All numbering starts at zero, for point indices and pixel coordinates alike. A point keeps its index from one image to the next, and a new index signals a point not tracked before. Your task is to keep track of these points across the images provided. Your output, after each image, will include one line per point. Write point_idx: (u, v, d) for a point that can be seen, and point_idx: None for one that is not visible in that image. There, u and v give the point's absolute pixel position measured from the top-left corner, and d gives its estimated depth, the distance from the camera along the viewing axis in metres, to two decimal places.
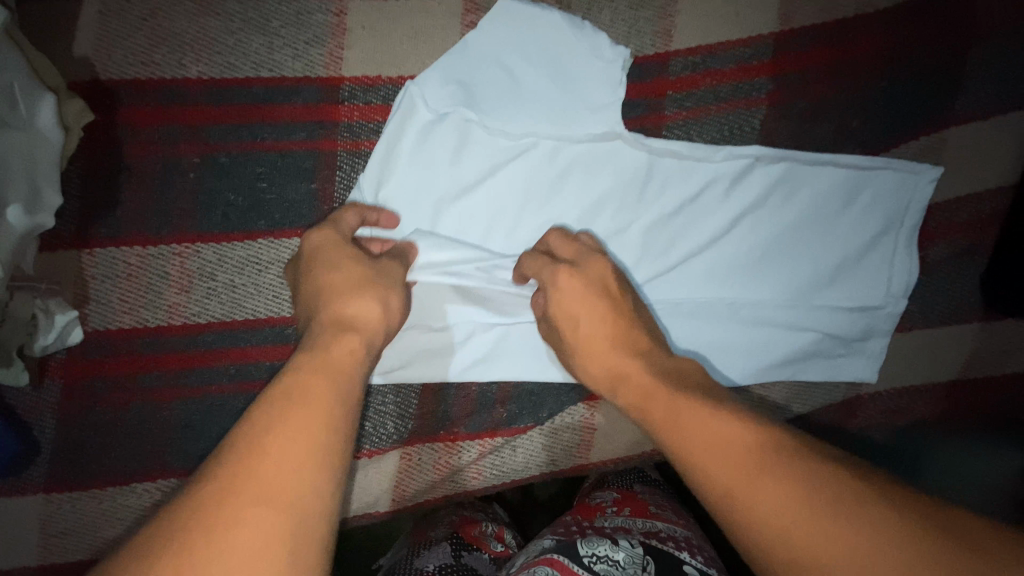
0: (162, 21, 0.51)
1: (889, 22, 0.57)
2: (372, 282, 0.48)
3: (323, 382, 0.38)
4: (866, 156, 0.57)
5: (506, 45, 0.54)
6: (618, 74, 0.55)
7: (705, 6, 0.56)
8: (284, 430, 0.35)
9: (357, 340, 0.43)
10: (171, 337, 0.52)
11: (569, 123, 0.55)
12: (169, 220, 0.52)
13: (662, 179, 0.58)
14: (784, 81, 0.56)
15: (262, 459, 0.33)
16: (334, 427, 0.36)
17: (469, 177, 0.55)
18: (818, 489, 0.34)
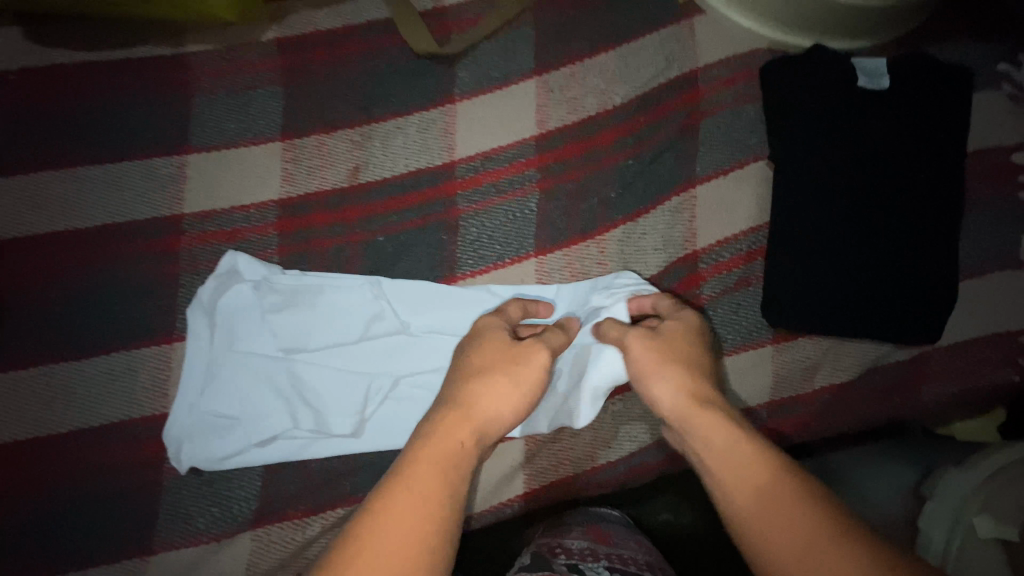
0: (43, 190, 0.65)
1: (628, 111, 0.70)
2: (512, 360, 0.56)
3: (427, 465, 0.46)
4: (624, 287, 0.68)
5: (248, 285, 0.63)
6: (358, 280, 0.65)
7: (477, 122, 0.70)
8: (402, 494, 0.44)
9: (464, 431, 0.50)
10: (40, 447, 0.60)
11: (325, 315, 0.64)
12: (43, 348, 0.62)
13: (427, 320, 0.66)
14: (550, 171, 0.70)
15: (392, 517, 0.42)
16: (450, 475, 0.46)
17: (238, 364, 0.61)
18: (797, 494, 0.43)
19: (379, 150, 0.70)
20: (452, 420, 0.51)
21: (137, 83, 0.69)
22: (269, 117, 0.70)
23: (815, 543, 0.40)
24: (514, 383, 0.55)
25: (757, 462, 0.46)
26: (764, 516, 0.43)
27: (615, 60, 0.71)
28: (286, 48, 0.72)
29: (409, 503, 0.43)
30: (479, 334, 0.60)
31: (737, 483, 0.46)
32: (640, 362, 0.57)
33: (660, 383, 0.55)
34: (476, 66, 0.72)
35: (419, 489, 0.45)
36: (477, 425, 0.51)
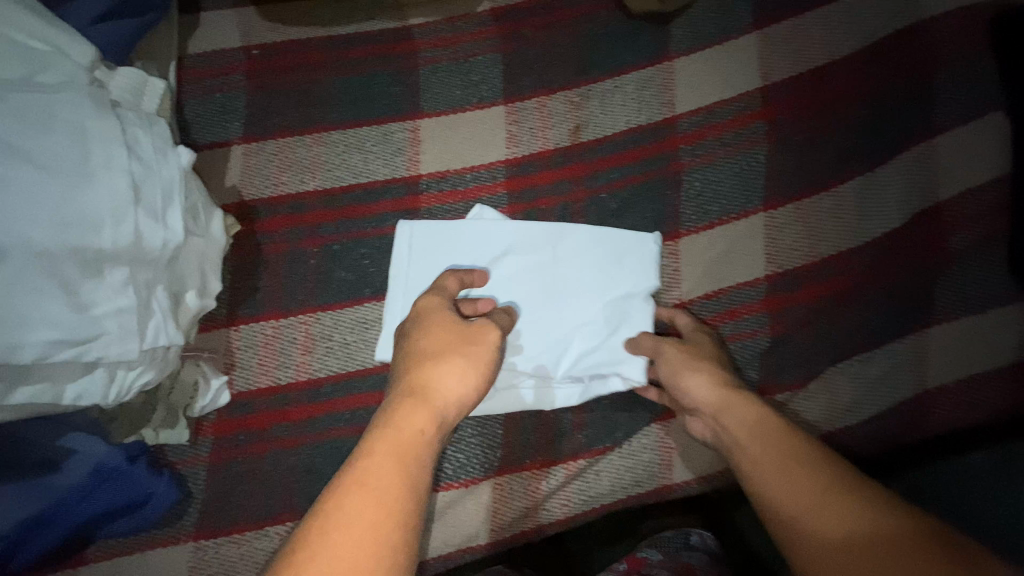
0: (290, 153, 0.69)
1: (856, 62, 0.68)
2: (464, 345, 0.51)
3: (382, 467, 0.41)
4: (858, 241, 0.66)
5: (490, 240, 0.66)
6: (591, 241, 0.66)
7: (697, 80, 0.70)
8: (364, 490, 0.39)
9: (424, 418, 0.45)
10: (300, 392, 0.63)
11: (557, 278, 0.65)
12: (298, 298, 0.65)
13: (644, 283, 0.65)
14: (776, 124, 0.68)
15: (344, 517, 0.38)
16: (417, 491, 0.41)
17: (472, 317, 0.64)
18: (837, 477, 0.45)
19: (598, 109, 0.70)
20: (407, 409, 0.45)
21: (367, 53, 0.73)
22: (491, 82, 0.72)
23: (827, 498, 0.44)
24: (472, 370, 0.49)
25: (778, 440, 0.50)
26: (772, 471, 0.48)
27: (838, 12, 0.70)
28: (501, 17, 0.74)
29: (362, 505, 0.38)
30: (427, 317, 0.54)
31: (780, 477, 0.47)
32: (665, 359, 0.61)
33: (692, 377, 0.58)
34: (692, 24, 0.72)
35: (363, 492, 0.39)
36: (438, 413, 0.46)
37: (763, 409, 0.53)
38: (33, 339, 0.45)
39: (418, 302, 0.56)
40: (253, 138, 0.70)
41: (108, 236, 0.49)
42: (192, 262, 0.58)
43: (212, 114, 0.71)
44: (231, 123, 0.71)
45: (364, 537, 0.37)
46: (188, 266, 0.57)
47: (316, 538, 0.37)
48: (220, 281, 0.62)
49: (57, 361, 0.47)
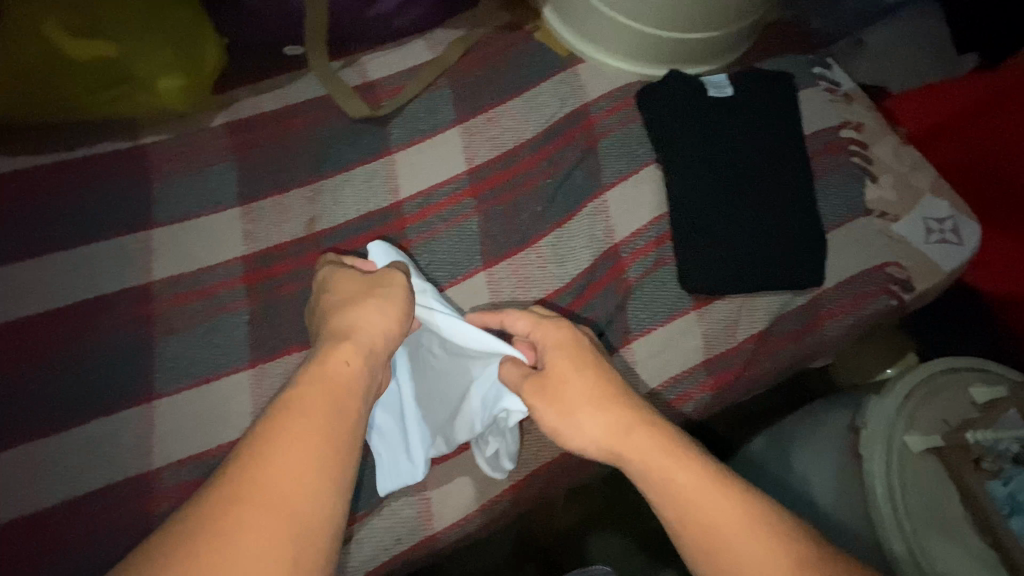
0: (11, 281, 0.69)
1: (537, 144, 0.85)
2: (373, 289, 0.61)
3: (317, 398, 0.48)
4: (560, 285, 0.79)
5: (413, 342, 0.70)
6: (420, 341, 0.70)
7: (415, 168, 0.82)
8: (285, 446, 0.44)
9: (347, 352, 0.53)
10: (24, 527, 0.60)
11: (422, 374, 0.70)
12: (18, 428, 0.64)
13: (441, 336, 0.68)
14: (483, 197, 0.81)
15: (265, 470, 0.42)
16: (354, 421, 0.48)
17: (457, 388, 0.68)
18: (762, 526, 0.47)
19: (332, 201, 0.79)
20: (331, 350, 0.54)
21: (96, 174, 0.76)
22: (227, 188, 0.78)
23: (742, 530, 0.46)
24: (383, 304, 0.60)
25: (717, 502, 0.48)
26: (700, 509, 0.48)
27: (520, 103, 0.87)
28: (236, 129, 0.81)
29: (291, 457, 0.43)
30: (326, 283, 0.64)
31: (705, 505, 0.48)
32: (546, 418, 0.59)
33: (586, 419, 0.56)
34: (406, 123, 0.84)
35: (290, 443, 0.44)
36: (363, 345, 0.55)
37: (678, 469, 0.51)
38: None
39: (317, 274, 0.68)
40: None
41: None
42: None
43: None
44: None
45: (290, 486, 0.42)
46: None
47: (240, 485, 0.41)
48: None
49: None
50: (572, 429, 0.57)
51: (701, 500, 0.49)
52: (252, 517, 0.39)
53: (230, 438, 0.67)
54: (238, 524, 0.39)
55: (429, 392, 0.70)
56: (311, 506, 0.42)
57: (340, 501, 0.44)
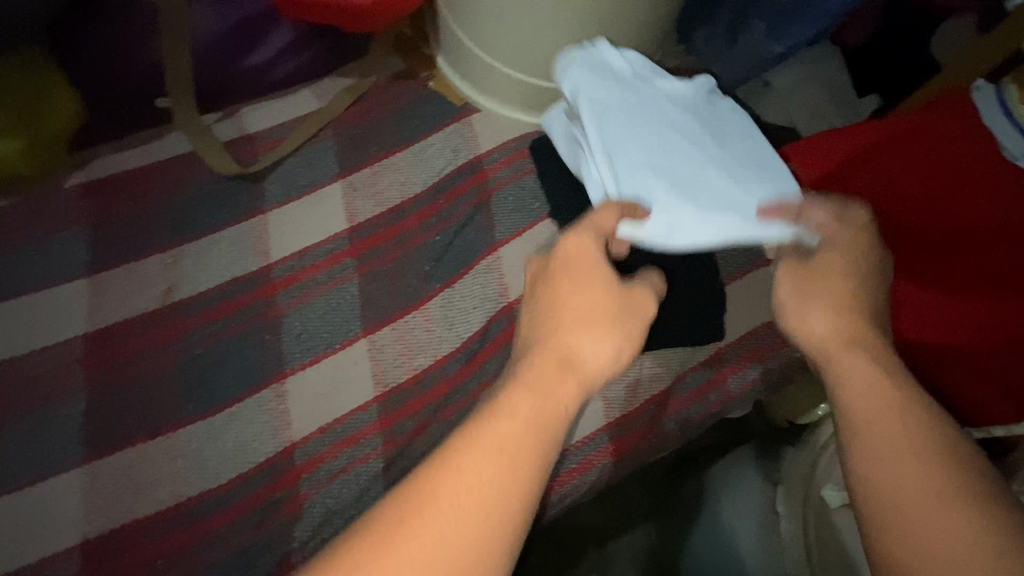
0: None
1: (421, 200, 0.81)
2: (626, 298, 0.49)
3: (533, 408, 0.42)
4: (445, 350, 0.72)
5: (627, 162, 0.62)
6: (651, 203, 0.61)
7: (290, 228, 0.76)
8: (488, 442, 0.39)
9: (568, 396, 0.43)
10: None
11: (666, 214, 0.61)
12: None
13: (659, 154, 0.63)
14: (365, 257, 0.76)
15: (456, 468, 0.38)
16: (550, 416, 0.42)
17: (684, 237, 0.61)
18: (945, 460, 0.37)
19: (193, 266, 0.72)
20: (558, 334, 0.46)
21: None
22: (74, 257, 0.71)
23: (926, 504, 0.35)
24: (616, 333, 0.47)
25: (887, 428, 0.39)
26: (882, 447, 0.38)
27: (408, 157, 0.83)
28: (91, 191, 0.75)
29: (486, 447, 0.39)
30: (564, 263, 0.50)
31: (889, 456, 0.38)
32: (781, 297, 0.50)
33: (812, 317, 0.47)
34: (284, 179, 0.79)
35: (483, 435, 0.40)
36: (587, 381, 0.45)
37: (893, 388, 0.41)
38: None
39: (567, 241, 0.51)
40: None
41: None
42: None
43: None
44: None
45: (463, 486, 0.37)
46: None
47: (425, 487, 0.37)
48: None
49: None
50: (805, 320, 0.47)
51: (889, 445, 0.38)
52: (430, 505, 0.36)
53: (61, 547, 0.59)
54: (388, 535, 0.35)
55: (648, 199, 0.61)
56: (508, 512, 0.37)
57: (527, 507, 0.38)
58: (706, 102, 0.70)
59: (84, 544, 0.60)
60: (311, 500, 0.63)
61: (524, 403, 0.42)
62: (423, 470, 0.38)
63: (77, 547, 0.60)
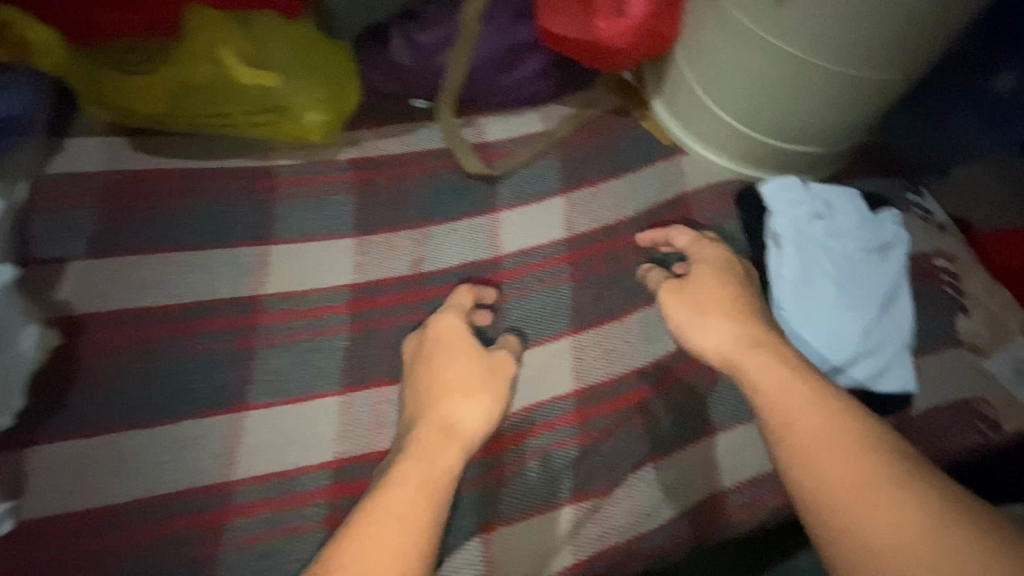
0: (134, 271, 0.72)
1: (635, 222, 0.87)
2: (491, 377, 0.65)
3: (416, 470, 0.54)
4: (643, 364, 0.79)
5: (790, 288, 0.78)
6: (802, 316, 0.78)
7: (518, 228, 0.86)
8: (385, 497, 0.51)
9: (457, 451, 0.57)
10: (95, 521, 0.60)
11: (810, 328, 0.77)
12: (105, 416, 0.64)
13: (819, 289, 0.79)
14: (581, 265, 0.84)
15: (363, 526, 0.48)
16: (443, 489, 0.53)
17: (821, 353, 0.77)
18: (895, 473, 0.46)
19: (436, 246, 0.83)
20: (451, 404, 0.61)
21: (226, 185, 0.81)
22: (342, 218, 0.82)
23: (874, 495, 0.45)
24: (487, 398, 0.63)
25: (828, 421, 0.51)
26: (824, 458, 0.49)
27: (625, 182, 0.90)
28: (359, 166, 0.87)
29: (406, 489, 0.52)
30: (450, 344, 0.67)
31: (834, 457, 0.48)
32: (678, 316, 0.67)
33: (708, 327, 0.64)
34: (516, 185, 0.89)
35: (415, 466, 0.55)
36: (460, 443, 0.58)
37: (800, 384, 0.55)
38: None
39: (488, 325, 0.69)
40: (92, 255, 0.72)
41: None
42: None
43: (54, 227, 0.73)
44: (75, 239, 0.73)
45: (382, 539, 0.47)
46: None
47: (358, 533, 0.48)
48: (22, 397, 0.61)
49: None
50: (695, 336, 0.65)
51: (825, 462, 0.48)
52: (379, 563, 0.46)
53: (315, 460, 0.66)
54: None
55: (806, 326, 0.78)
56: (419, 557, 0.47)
57: (429, 542, 0.49)
58: (877, 225, 0.84)
59: (333, 462, 0.67)
60: (513, 472, 0.73)
61: (408, 476, 0.53)
62: (352, 531, 0.48)
63: (326, 464, 0.66)
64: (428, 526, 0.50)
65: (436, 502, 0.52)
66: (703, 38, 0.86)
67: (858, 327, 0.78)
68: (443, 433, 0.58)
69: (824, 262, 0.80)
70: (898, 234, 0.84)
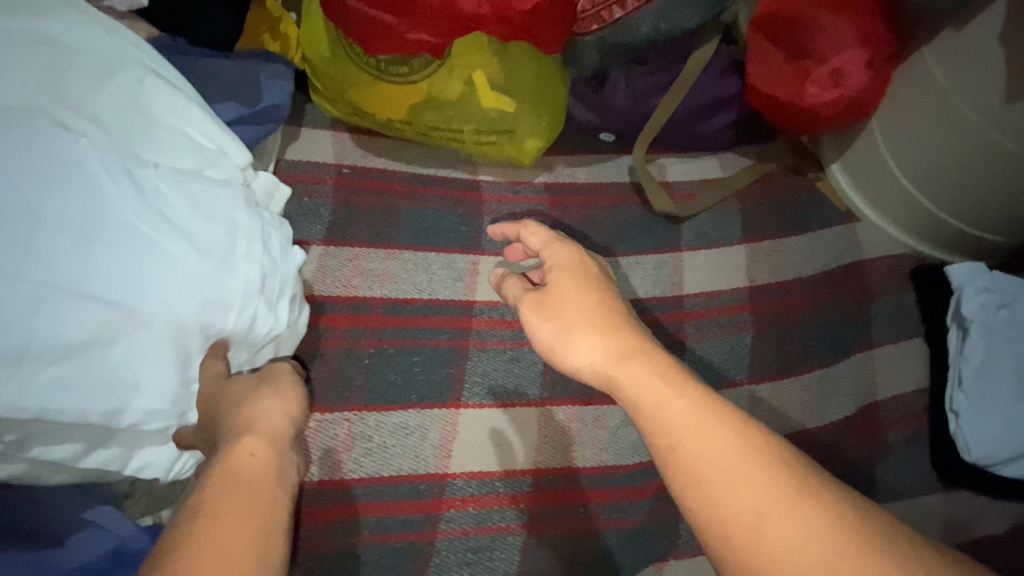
0: (364, 261, 0.78)
1: (815, 280, 0.90)
2: (267, 384, 0.54)
3: (233, 491, 0.41)
4: (816, 421, 0.82)
5: (971, 376, 0.80)
6: (983, 405, 0.78)
7: (701, 270, 0.89)
8: (216, 498, 0.40)
9: (258, 456, 0.46)
10: (332, 490, 0.65)
11: (993, 418, 0.78)
12: (341, 394, 0.69)
13: (1005, 381, 0.79)
14: (760, 316, 0.87)
15: (197, 548, 0.36)
16: (281, 500, 0.43)
17: (1003, 444, 0.77)
18: (836, 517, 0.39)
19: (623, 278, 0.87)
20: (235, 442, 0.46)
21: (441, 192, 0.87)
22: None
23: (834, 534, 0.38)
24: (290, 397, 0.54)
25: (728, 446, 0.42)
26: (760, 474, 0.41)
27: (804, 241, 0.93)
28: (554, 191, 0.93)
29: (232, 505, 0.40)
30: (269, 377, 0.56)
31: (743, 479, 0.41)
32: (541, 335, 0.54)
33: (578, 345, 0.51)
34: (699, 229, 0.93)
35: (230, 495, 0.41)
36: (273, 440, 0.48)
37: (676, 396, 0.46)
38: (139, 405, 0.49)
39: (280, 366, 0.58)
40: (329, 241, 0.78)
41: (231, 318, 0.55)
42: (275, 348, 0.63)
43: (297, 210, 0.80)
44: (314, 224, 0.79)
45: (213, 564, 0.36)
46: (271, 354, 0.62)
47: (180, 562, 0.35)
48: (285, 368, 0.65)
49: (149, 427, 0.51)
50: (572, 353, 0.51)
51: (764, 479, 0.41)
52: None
53: (518, 466, 0.71)
54: None
55: (987, 413, 0.78)
56: None
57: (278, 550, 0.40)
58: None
59: (534, 470, 0.71)
60: None
61: (250, 489, 0.42)
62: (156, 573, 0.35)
63: (528, 471, 0.71)
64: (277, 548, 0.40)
65: (260, 536, 0.39)
66: (909, 111, 0.88)
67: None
68: (229, 441, 0.47)
69: (1011, 356, 0.80)
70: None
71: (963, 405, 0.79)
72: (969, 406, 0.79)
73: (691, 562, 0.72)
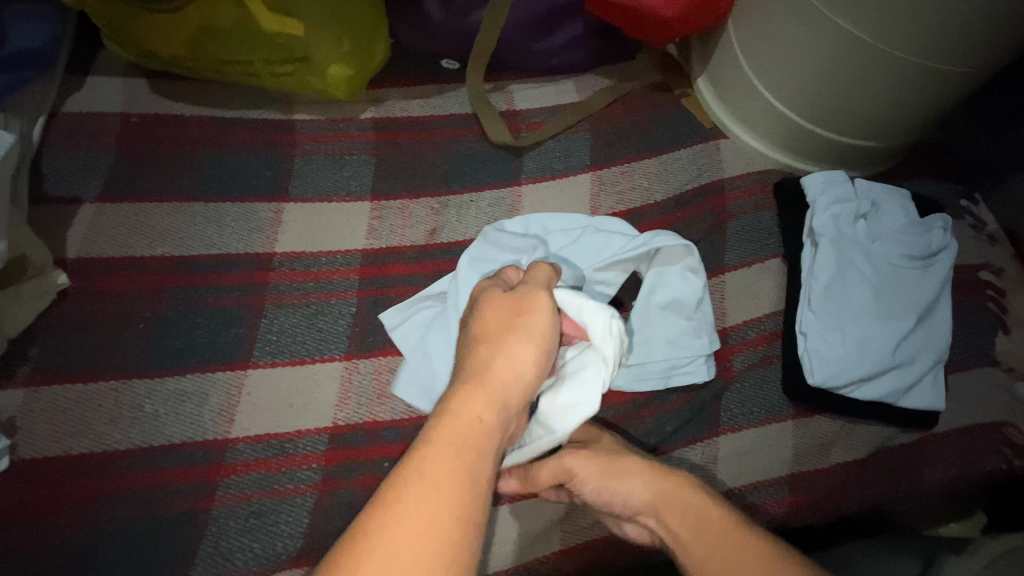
0: (144, 218, 0.71)
1: (664, 206, 0.83)
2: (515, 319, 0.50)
3: (445, 437, 0.39)
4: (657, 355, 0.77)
5: (819, 297, 0.74)
6: (831, 324, 0.74)
7: (540, 205, 0.83)
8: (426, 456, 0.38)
9: (480, 398, 0.43)
10: (95, 462, 0.60)
11: (840, 340, 0.73)
12: (108, 363, 0.64)
13: (854, 299, 0.74)
14: None
15: (395, 521, 0.34)
16: (495, 408, 0.43)
17: (847, 365, 0.73)
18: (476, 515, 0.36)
19: (455, 218, 0.80)
20: (464, 394, 0.43)
21: (240, 136, 0.78)
22: (361, 179, 0.79)
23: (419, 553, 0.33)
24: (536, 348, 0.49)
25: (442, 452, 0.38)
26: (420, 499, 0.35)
27: (656, 165, 0.85)
28: (381, 126, 0.83)
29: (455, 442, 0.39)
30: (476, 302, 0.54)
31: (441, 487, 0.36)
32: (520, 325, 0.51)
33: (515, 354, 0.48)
34: (542, 160, 0.85)
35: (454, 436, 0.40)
36: (496, 391, 0.44)
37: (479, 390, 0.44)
38: None
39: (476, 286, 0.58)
40: (105, 200, 0.71)
41: None
42: None
43: (69, 167, 0.73)
44: (90, 182, 0.72)
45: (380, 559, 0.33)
46: None
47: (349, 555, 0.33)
48: (26, 321, 0.63)
49: None
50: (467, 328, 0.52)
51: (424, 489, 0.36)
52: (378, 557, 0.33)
53: (313, 425, 0.65)
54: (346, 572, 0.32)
55: (836, 332, 0.73)
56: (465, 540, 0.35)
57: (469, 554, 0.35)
58: (925, 231, 0.78)
59: (332, 428, 0.65)
60: None
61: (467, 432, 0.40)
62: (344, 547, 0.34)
63: (323, 430, 0.65)
64: (481, 481, 0.38)
65: (472, 456, 0.39)
66: (758, 4, 0.78)
67: (891, 339, 0.73)
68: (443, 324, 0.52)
69: (863, 266, 0.75)
70: (947, 242, 0.78)
71: (809, 327, 0.74)
72: (814, 328, 0.74)
73: (507, 509, 0.69)
